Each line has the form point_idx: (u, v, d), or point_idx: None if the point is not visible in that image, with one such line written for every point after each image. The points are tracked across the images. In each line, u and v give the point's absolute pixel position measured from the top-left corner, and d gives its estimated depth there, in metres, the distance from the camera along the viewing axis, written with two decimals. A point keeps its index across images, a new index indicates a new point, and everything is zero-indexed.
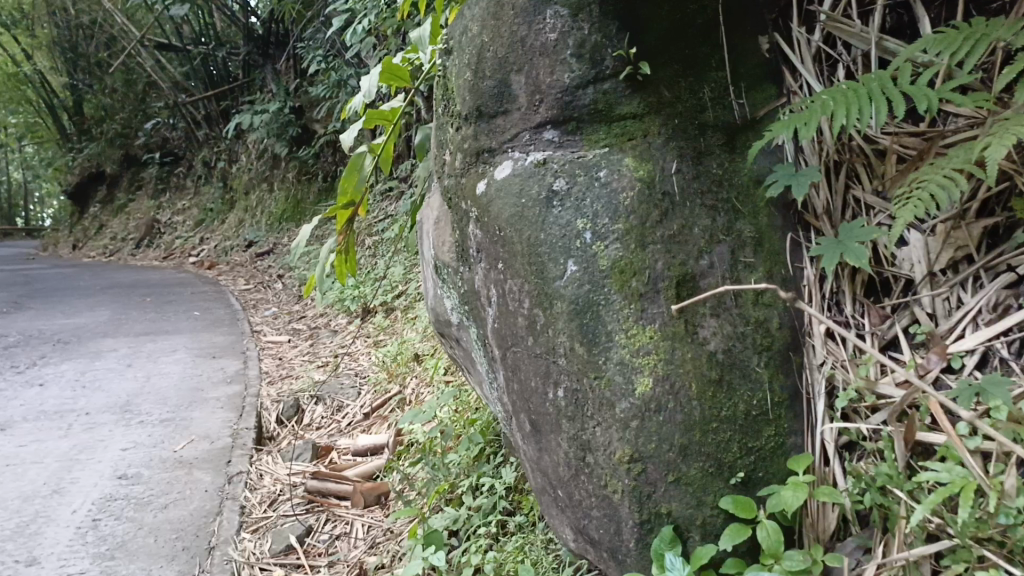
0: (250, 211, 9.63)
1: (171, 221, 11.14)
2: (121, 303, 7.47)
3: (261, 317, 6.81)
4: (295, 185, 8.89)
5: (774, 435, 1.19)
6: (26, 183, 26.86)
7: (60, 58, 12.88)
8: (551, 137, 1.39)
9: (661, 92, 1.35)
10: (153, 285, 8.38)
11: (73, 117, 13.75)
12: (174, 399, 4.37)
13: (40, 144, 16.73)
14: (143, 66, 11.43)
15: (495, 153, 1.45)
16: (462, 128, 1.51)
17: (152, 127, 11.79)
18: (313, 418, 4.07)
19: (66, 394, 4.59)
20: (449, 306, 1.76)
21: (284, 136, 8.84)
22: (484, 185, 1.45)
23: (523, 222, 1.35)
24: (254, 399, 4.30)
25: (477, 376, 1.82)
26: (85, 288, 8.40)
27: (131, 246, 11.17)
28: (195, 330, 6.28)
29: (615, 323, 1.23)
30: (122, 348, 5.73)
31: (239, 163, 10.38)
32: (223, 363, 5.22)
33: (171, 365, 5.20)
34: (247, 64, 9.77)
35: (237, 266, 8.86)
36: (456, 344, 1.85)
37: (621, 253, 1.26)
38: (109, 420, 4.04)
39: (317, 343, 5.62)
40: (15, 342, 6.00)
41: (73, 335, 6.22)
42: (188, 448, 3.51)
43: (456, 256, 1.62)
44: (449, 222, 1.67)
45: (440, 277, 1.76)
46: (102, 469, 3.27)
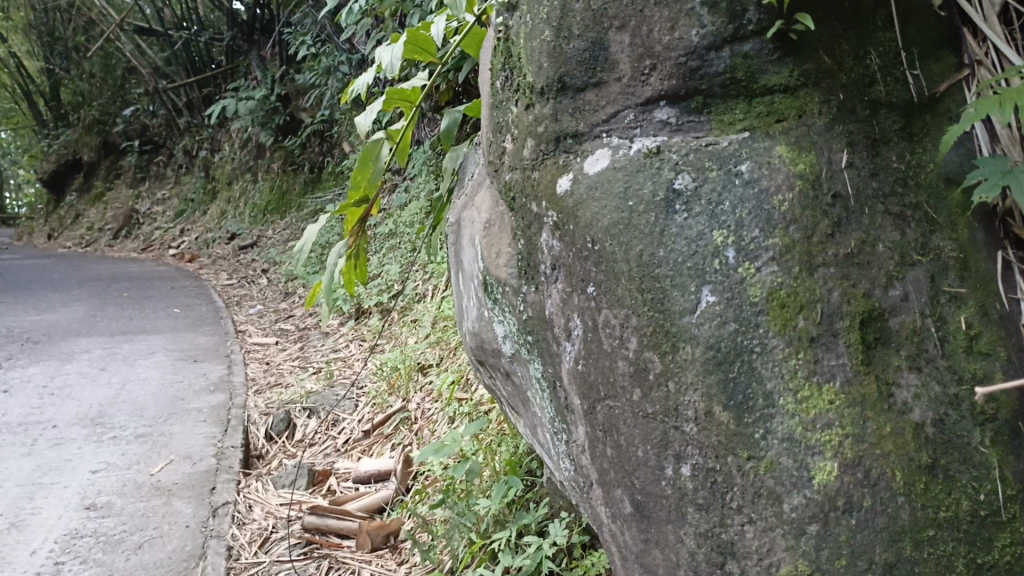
0: (233, 202, 9.19)
1: (150, 212, 10.66)
2: (95, 298, 7.02)
3: (245, 315, 6.39)
4: (281, 176, 8.50)
5: (1011, 545, 0.83)
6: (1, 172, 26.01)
7: (37, 40, 12.33)
8: (665, 117, 1.03)
9: (819, 56, 0.99)
10: (130, 279, 7.93)
11: (50, 103, 13.24)
12: (152, 411, 3.97)
13: (15, 131, 16.17)
14: (123, 51, 10.94)
15: (581, 138, 1.10)
16: (533, 105, 1.15)
17: (131, 114, 11.29)
18: (306, 433, 3.70)
19: (32, 403, 4.18)
20: (500, 335, 1.40)
21: (270, 125, 8.47)
22: (568, 182, 1.08)
23: (632, 233, 0.98)
24: (241, 411, 3.92)
25: (532, 418, 1.47)
26: (58, 281, 7.94)
27: (108, 237, 10.67)
28: (175, 329, 5.87)
29: (776, 380, 0.87)
30: (96, 350, 5.31)
31: (222, 152, 9.93)
32: (205, 368, 4.82)
33: (148, 370, 4.79)
34: (231, 49, 9.37)
35: (219, 259, 8.41)
36: (505, 378, 1.50)
37: (781, 280, 0.90)
38: (80, 434, 3.64)
39: (307, 347, 5.24)
40: None
41: (43, 333, 5.78)
42: (167, 470, 3.14)
43: (519, 273, 1.26)
44: (507, 227, 1.30)
45: (488, 297, 1.40)
46: (68, 497, 2.89)
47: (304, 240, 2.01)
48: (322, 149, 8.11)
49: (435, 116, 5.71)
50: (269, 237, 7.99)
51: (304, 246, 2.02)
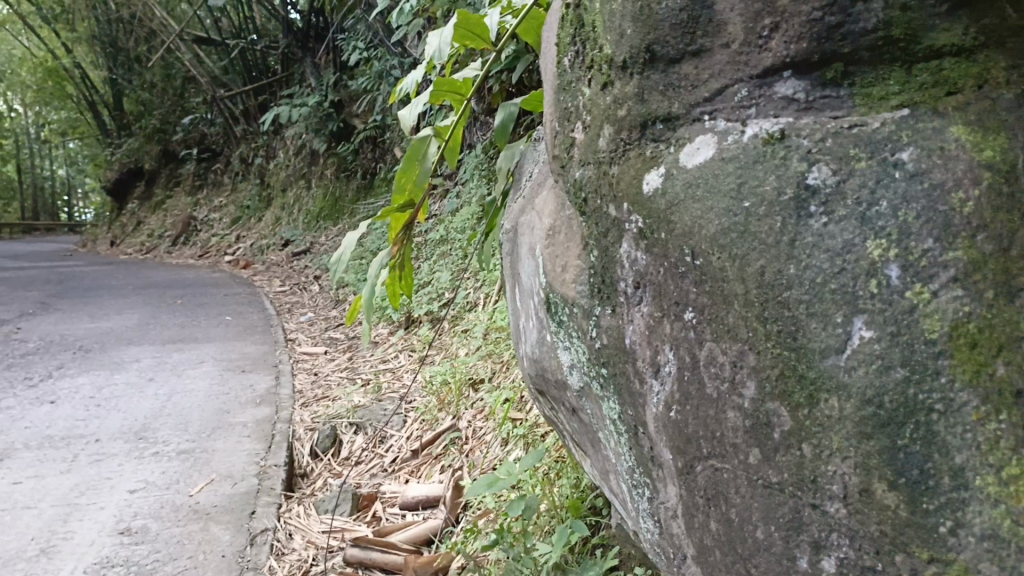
0: (286, 209, 9.13)
1: (207, 219, 10.70)
2: (149, 305, 6.99)
3: (296, 323, 6.27)
4: (333, 183, 8.42)
5: None
6: (68, 182, 26.68)
7: (100, 51, 12.52)
8: (788, 92, 0.79)
9: (1002, 6, 0.73)
10: (184, 285, 7.90)
11: (113, 113, 13.46)
12: (196, 425, 3.83)
13: (82, 140, 16.52)
14: (181, 60, 11.02)
15: (675, 122, 0.86)
16: (612, 84, 0.93)
17: (189, 122, 11.38)
18: (353, 451, 3.51)
19: (79, 415, 4.08)
20: (567, 364, 1.17)
21: (323, 131, 8.40)
22: (660, 178, 0.85)
23: (752, 246, 0.74)
24: (287, 426, 3.75)
25: (603, 461, 1.23)
26: (115, 288, 7.95)
27: (166, 244, 10.74)
28: (226, 337, 5.77)
29: (968, 452, 0.63)
30: (146, 359, 5.22)
31: (277, 159, 9.91)
32: (254, 379, 4.67)
33: (196, 381, 4.66)
34: (285, 56, 9.35)
35: (273, 266, 8.33)
36: (570, 412, 1.27)
37: (967, 309, 0.64)
38: (122, 450, 3.50)
39: (356, 356, 5.06)
40: (35, 349, 5.51)
41: (96, 341, 5.73)
42: (206, 491, 2.97)
43: (592, 293, 1.03)
44: (577, 234, 1.07)
45: (552, 317, 1.16)
46: (103, 520, 2.74)
47: (344, 246, 1.79)
48: (374, 156, 8.02)
49: (488, 119, 5.52)
50: (322, 244, 7.90)
51: (343, 254, 1.80)
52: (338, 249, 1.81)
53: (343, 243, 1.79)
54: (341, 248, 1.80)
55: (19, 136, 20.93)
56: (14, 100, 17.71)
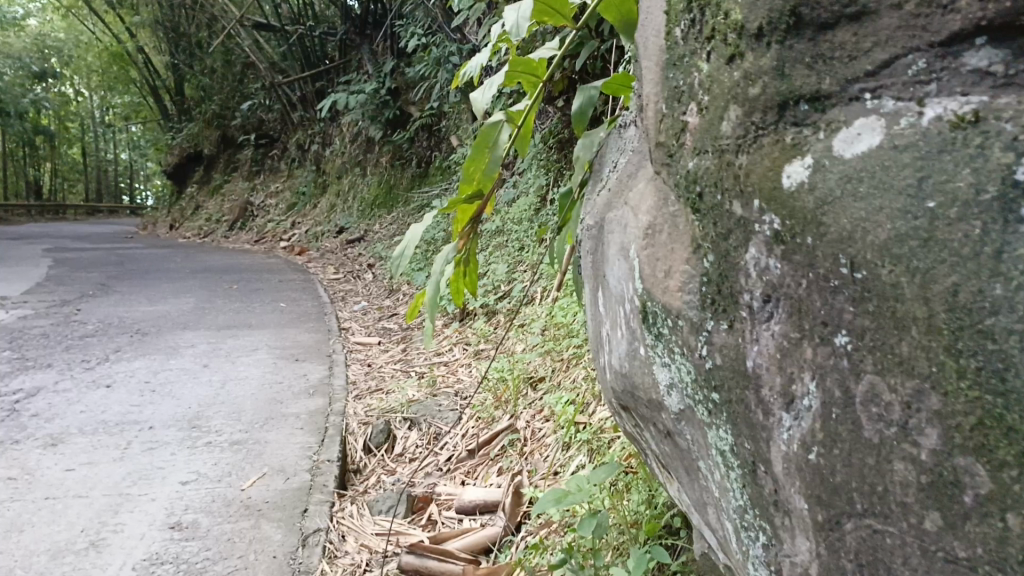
0: (341, 196, 9.11)
1: (263, 204, 10.76)
2: (205, 290, 7.00)
3: (349, 312, 6.20)
4: (388, 170, 8.36)
5: None
6: (130, 165, 27.22)
7: (162, 36, 12.65)
8: (981, 64, 0.62)
9: None
10: (241, 271, 7.91)
11: (174, 98, 13.63)
12: (249, 415, 3.76)
13: (143, 125, 16.80)
14: (241, 46, 11.06)
15: (824, 102, 0.71)
16: (741, 56, 0.77)
17: (248, 108, 11.45)
18: (407, 447, 3.41)
19: (133, 400, 4.05)
20: (665, 384, 1.02)
21: (379, 118, 8.33)
22: (807, 170, 0.70)
23: (941, 257, 0.59)
24: (340, 419, 3.66)
25: (700, 492, 1.09)
26: (172, 272, 8.00)
27: (224, 229, 10.82)
28: (280, 324, 5.73)
29: None
30: (201, 344, 5.20)
31: (333, 146, 9.89)
32: (307, 369, 4.61)
33: (249, 368, 4.62)
34: (343, 43, 9.32)
35: (327, 253, 8.28)
36: (663, 434, 1.13)
37: None
38: (175, 439, 3.45)
39: (410, 348, 4.97)
40: (93, 331, 5.54)
41: (153, 325, 5.74)
42: (257, 485, 2.89)
43: (702, 306, 0.88)
44: (687, 235, 0.92)
45: (649, 331, 1.02)
46: (153, 513, 2.67)
47: (408, 239, 1.66)
48: (429, 144, 7.96)
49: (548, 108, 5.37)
50: (376, 232, 7.84)
51: (407, 247, 1.68)
52: (402, 241, 1.68)
53: (408, 236, 1.66)
54: (405, 240, 1.67)
55: (85, 120, 21.36)
56: (79, 85, 18.05)
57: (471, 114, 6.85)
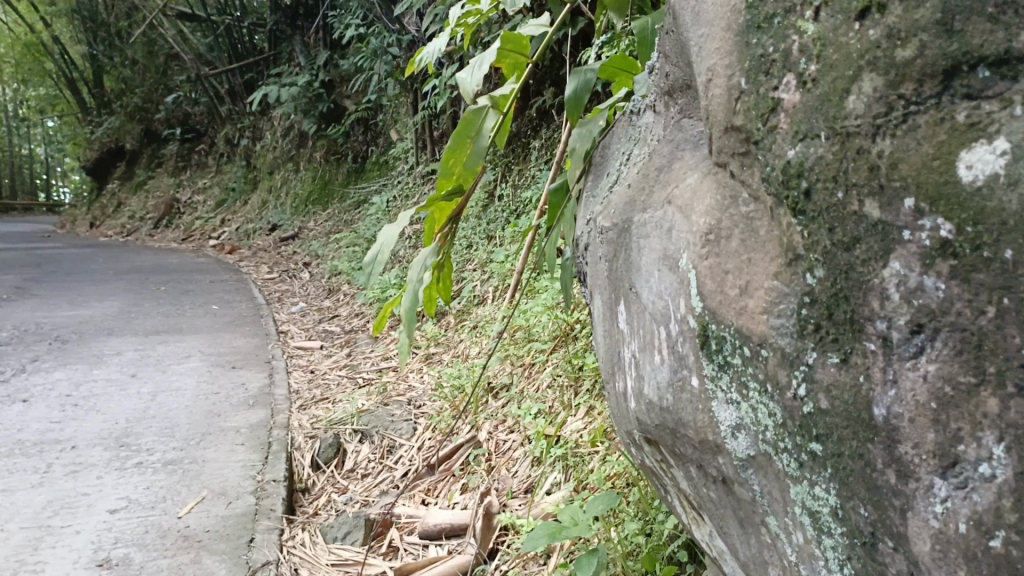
0: (274, 191, 8.74)
1: (191, 201, 10.29)
2: (130, 292, 6.59)
3: (287, 313, 5.88)
4: (323, 166, 8.04)
5: None
6: (46, 161, 26.03)
7: (80, 26, 12.02)
8: None
9: None
10: (169, 271, 7.49)
11: (92, 90, 12.95)
12: (184, 431, 3.46)
13: (60, 119, 16.00)
14: (165, 38, 10.57)
15: (1015, 67, 0.54)
16: (885, 8, 0.60)
17: (173, 101, 10.95)
18: (359, 462, 3.17)
19: (53, 416, 3.71)
20: (727, 426, 0.82)
21: (313, 112, 8.00)
22: (1000, 158, 0.53)
23: None
24: (284, 433, 3.39)
25: (760, 553, 0.90)
26: (95, 273, 7.54)
27: (149, 226, 10.30)
28: (214, 328, 5.39)
29: None
30: (128, 352, 4.84)
31: (264, 140, 9.50)
32: (245, 377, 4.31)
33: (182, 378, 4.29)
34: (274, 34, 8.97)
35: (260, 251, 7.90)
36: (711, 480, 0.93)
37: None
38: (101, 460, 3.14)
39: (355, 353, 4.71)
40: (7, 339, 5.11)
41: (74, 331, 5.33)
42: (197, 512, 2.61)
43: (801, 332, 0.69)
44: (774, 245, 0.73)
45: (710, 362, 0.82)
46: (80, 548, 2.38)
47: (383, 239, 1.44)
48: (366, 138, 7.69)
49: None
50: (312, 229, 7.53)
51: (381, 251, 1.45)
52: (374, 244, 1.46)
53: (382, 236, 1.44)
54: (379, 242, 1.45)
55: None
56: None
57: (410, 107, 6.61)
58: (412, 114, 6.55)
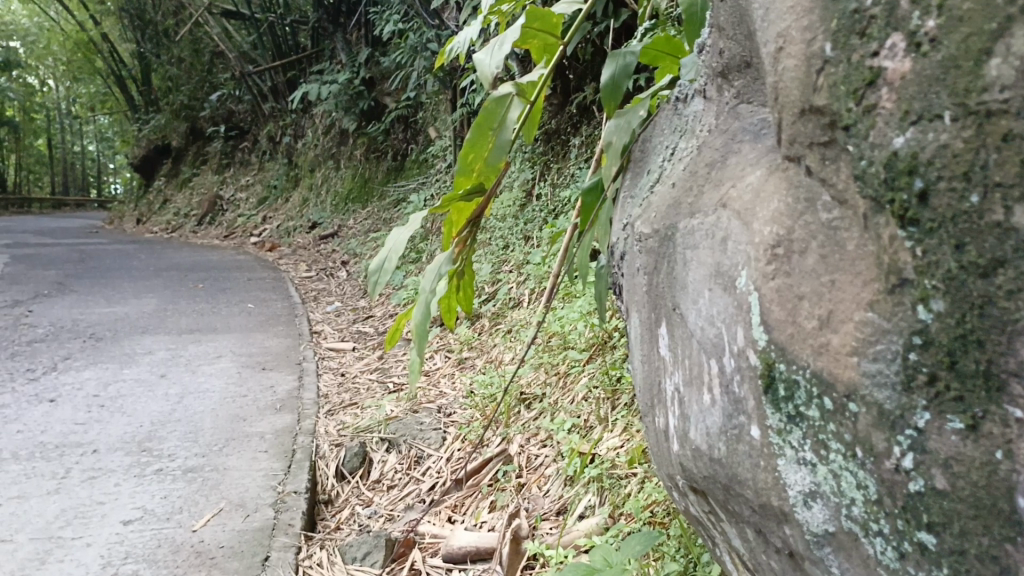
0: (314, 189, 8.69)
1: (233, 198, 10.29)
2: (168, 289, 6.55)
3: (322, 313, 5.77)
4: (363, 164, 7.96)
5: None
6: (99, 159, 26.48)
7: (127, 24, 12.12)
8: None
9: None
10: (208, 268, 7.46)
11: (140, 89, 13.08)
12: (207, 436, 3.34)
13: (109, 117, 16.19)
14: (210, 36, 10.58)
15: None
16: None
17: (217, 99, 10.98)
18: (385, 473, 3.03)
19: (78, 418, 3.62)
20: (797, 492, 0.64)
21: (353, 110, 7.92)
22: None
23: None
24: (309, 441, 3.26)
25: None
26: (135, 269, 7.53)
27: (192, 223, 10.34)
28: (248, 328, 5.31)
29: None
30: (160, 351, 4.77)
31: (305, 137, 9.45)
32: (275, 379, 4.19)
33: (212, 379, 4.19)
34: (315, 32, 8.92)
35: (298, 249, 7.84)
36: (771, 550, 0.75)
37: None
38: (121, 466, 3.03)
39: (387, 355, 4.58)
40: (43, 336, 5.07)
41: (109, 328, 5.28)
42: (211, 526, 2.49)
43: (908, 384, 0.52)
44: (869, 265, 0.56)
45: (776, 413, 0.64)
46: (88, 563, 2.27)
47: (393, 243, 1.28)
48: (405, 136, 7.57)
49: None
50: (350, 227, 7.44)
51: (391, 256, 1.29)
52: (383, 248, 1.29)
53: (391, 239, 1.27)
54: (388, 246, 1.28)
55: (50, 110, 20.67)
56: (45, 75, 17.42)
57: (449, 105, 6.48)
58: (451, 112, 6.42)
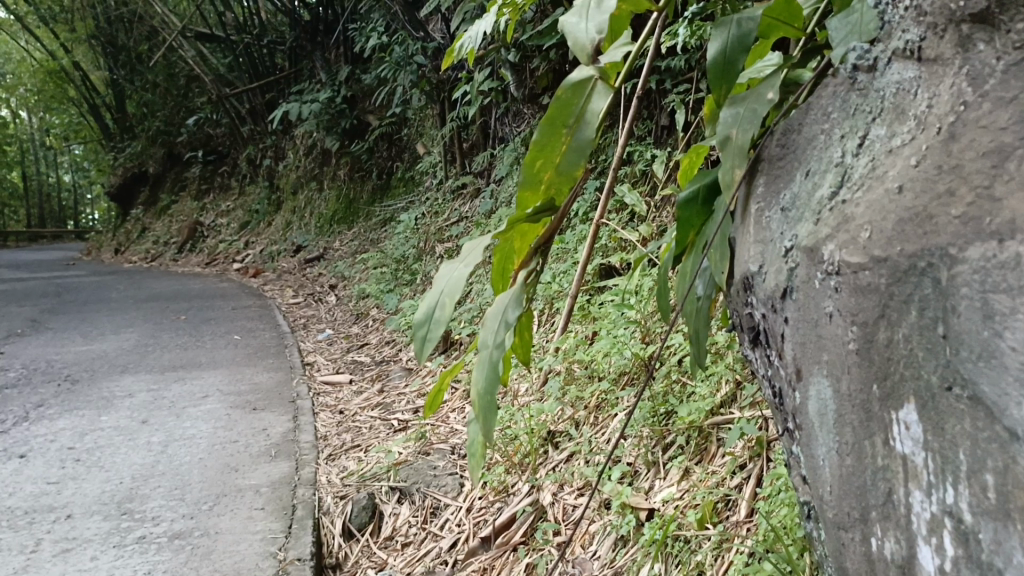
0: (298, 212, 8.33)
1: (214, 224, 9.91)
2: (150, 322, 6.17)
3: (313, 342, 5.39)
4: (347, 184, 7.62)
5: None
6: (76, 190, 25.98)
7: (100, 51, 11.72)
8: None
9: None
10: (193, 297, 7.08)
11: (115, 116, 12.68)
12: (196, 492, 2.75)
13: (85, 146, 15.78)
14: (185, 60, 10.22)
15: None
16: None
17: (194, 124, 10.61)
18: (399, 529, 2.47)
19: (52, 475, 3.17)
20: None
21: (335, 129, 7.58)
22: None
23: None
24: (310, 493, 2.70)
25: None
26: (114, 301, 7.14)
27: (172, 251, 9.96)
28: (235, 362, 4.94)
29: None
30: (142, 392, 4.39)
31: (285, 160, 9.08)
32: (268, 421, 3.82)
33: (198, 424, 3.80)
34: (293, 52, 8.59)
35: (284, 274, 7.49)
36: None
37: None
38: (98, 534, 2.42)
39: (387, 388, 4.23)
40: (15, 381, 4.68)
41: (86, 369, 4.90)
42: None
43: None
44: None
45: None
46: None
47: (447, 285, 1.10)
48: (390, 154, 7.24)
49: (519, 112, 4.78)
50: (337, 249, 7.09)
51: (445, 301, 1.10)
52: (435, 290, 1.11)
53: (446, 280, 1.10)
54: (441, 288, 1.10)
55: (23, 139, 20.17)
56: (19, 107, 16.97)
57: (436, 120, 6.16)
58: (439, 127, 6.10)
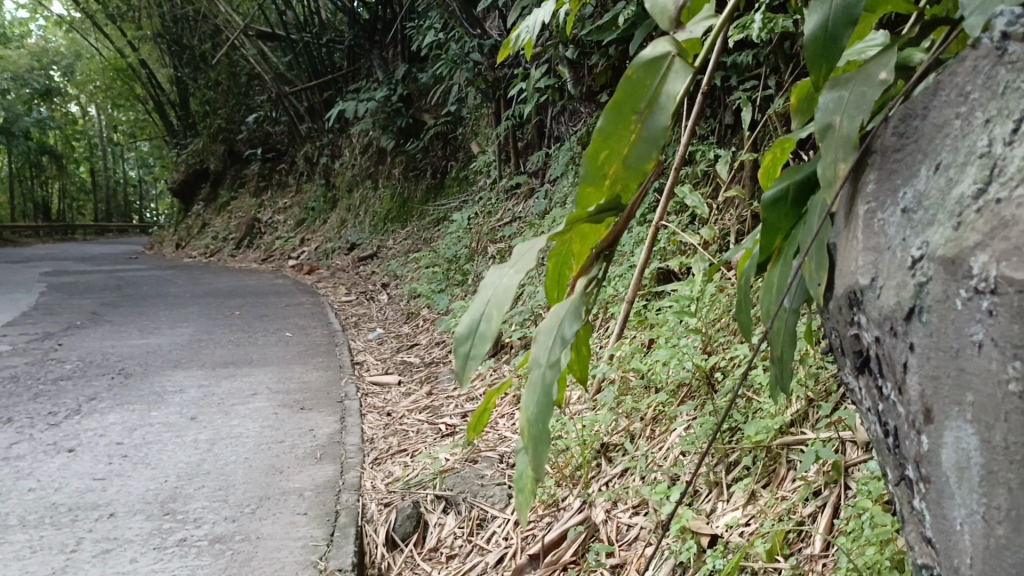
0: (353, 210, 8.31)
1: (271, 221, 9.97)
2: (205, 317, 6.18)
3: (363, 341, 5.32)
4: (402, 183, 7.57)
5: None
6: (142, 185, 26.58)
7: (164, 49, 11.88)
8: None
9: None
10: (249, 293, 7.10)
11: (178, 113, 12.87)
12: (239, 494, 2.55)
13: (149, 142, 16.07)
14: (246, 59, 10.29)
15: None
16: None
17: (254, 121, 10.69)
18: (443, 540, 2.29)
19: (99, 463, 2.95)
20: None
21: (391, 128, 7.52)
22: None
23: None
24: (353, 500, 2.50)
25: None
26: (172, 296, 7.20)
27: (231, 247, 10.06)
28: (286, 359, 4.90)
29: None
30: (194, 388, 4.36)
31: (342, 158, 9.07)
32: (314, 421, 3.75)
33: (246, 423, 3.74)
34: (351, 51, 8.57)
35: (338, 271, 7.47)
36: None
37: None
38: (138, 535, 2.22)
39: (436, 391, 4.13)
40: (71, 373, 4.70)
41: (140, 363, 4.90)
42: None
43: None
44: None
45: None
46: None
47: (494, 295, 1.00)
48: (445, 153, 7.16)
49: (577, 111, 4.64)
50: (390, 247, 7.04)
51: (493, 312, 1.00)
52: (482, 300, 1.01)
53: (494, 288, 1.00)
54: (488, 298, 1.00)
55: (91, 135, 20.68)
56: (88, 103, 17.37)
57: (492, 118, 6.05)
58: (495, 126, 5.99)
